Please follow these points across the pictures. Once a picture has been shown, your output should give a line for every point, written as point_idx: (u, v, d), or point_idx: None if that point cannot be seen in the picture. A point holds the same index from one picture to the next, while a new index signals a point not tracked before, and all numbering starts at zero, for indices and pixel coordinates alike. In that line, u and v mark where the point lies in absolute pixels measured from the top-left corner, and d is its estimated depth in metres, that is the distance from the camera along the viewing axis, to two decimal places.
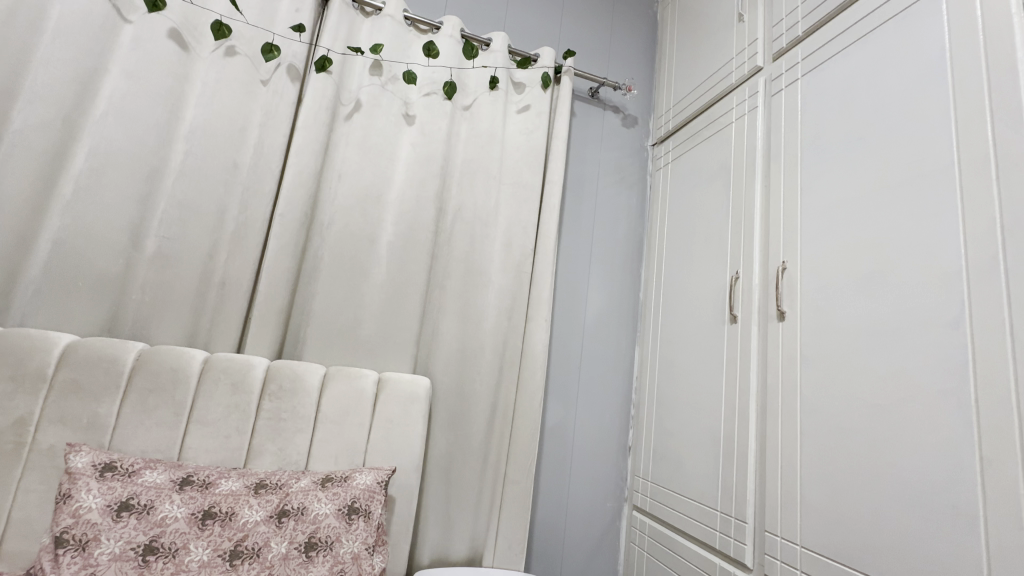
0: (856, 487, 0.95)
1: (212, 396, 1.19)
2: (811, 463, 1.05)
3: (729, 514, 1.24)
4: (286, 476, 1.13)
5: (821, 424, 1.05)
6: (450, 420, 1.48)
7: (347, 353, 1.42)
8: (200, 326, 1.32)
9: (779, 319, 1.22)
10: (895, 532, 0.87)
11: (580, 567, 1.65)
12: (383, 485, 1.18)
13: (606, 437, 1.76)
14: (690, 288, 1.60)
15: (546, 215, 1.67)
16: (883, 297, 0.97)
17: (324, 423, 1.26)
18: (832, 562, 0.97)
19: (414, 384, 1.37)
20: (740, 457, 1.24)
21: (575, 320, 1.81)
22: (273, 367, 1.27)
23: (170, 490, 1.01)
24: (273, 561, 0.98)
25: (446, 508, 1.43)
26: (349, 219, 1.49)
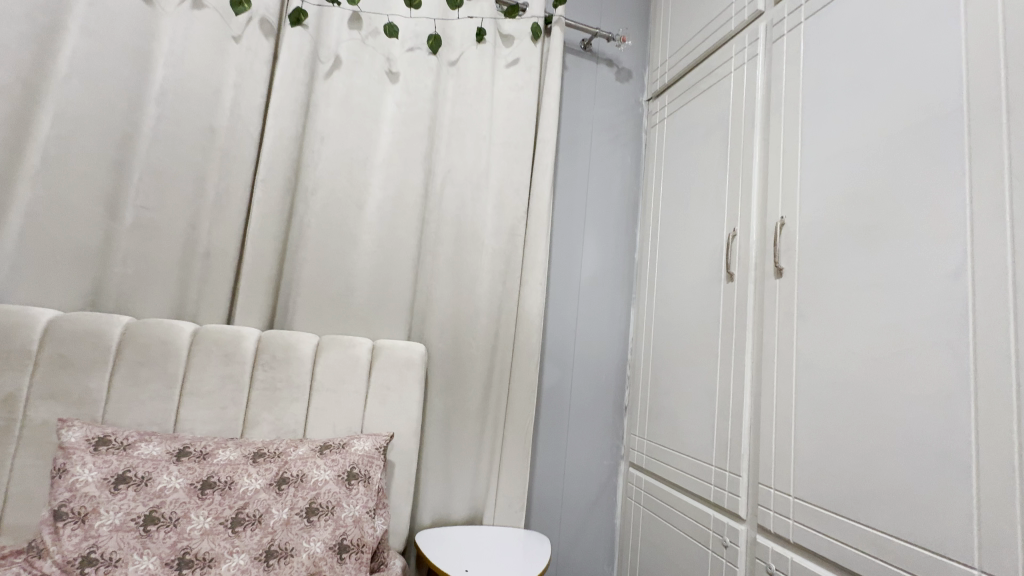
0: (850, 440, 0.96)
1: (204, 367, 1.18)
2: (805, 417, 1.06)
3: (724, 468, 1.27)
4: (284, 444, 1.13)
5: (817, 380, 1.05)
6: (446, 385, 1.48)
7: (340, 321, 1.40)
8: (187, 297, 1.29)
9: (776, 275, 1.20)
10: (887, 480, 0.88)
11: (579, 521, 1.70)
12: (381, 450, 1.19)
13: (603, 398, 1.78)
14: (686, 247, 1.57)
15: (539, 176, 1.62)
16: (884, 250, 0.95)
17: (320, 391, 1.25)
18: (823, 510, 0.99)
19: (409, 349, 1.36)
20: (735, 413, 1.25)
21: (570, 282, 1.79)
22: (265, 337, 1.25)
23: (168, 462, 1.01)
24: (276, 526, 0.99)
25: (446, 471, 1.45)
26: (335, 184, 1.44)
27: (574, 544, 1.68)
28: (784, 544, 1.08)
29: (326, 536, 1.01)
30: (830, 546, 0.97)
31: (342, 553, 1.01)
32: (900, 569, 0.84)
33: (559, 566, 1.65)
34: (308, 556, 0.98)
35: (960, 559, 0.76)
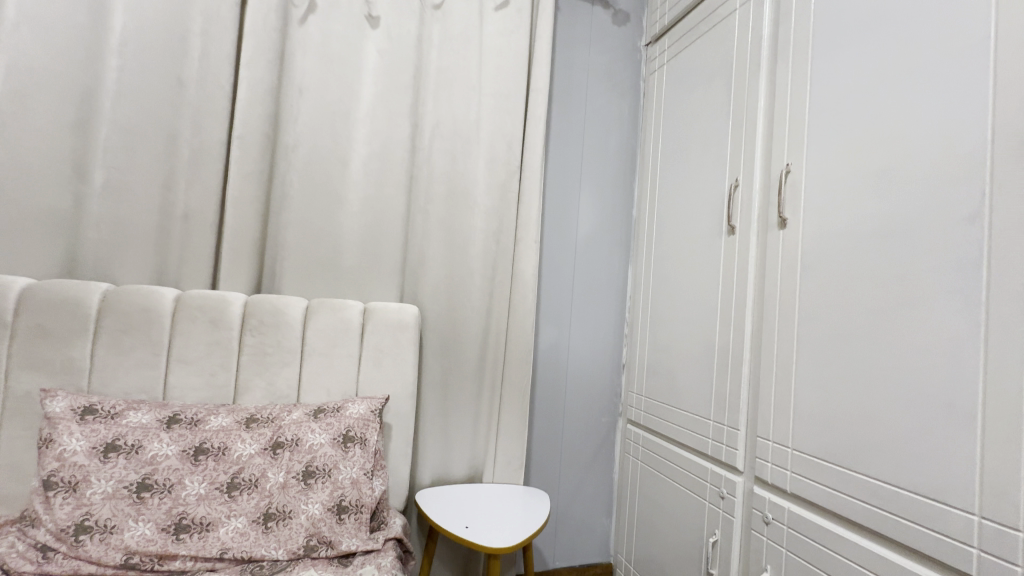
0: (853, 392, 0.94)
1: (190, 333, 1.14)
2: (806, 370, 1.05)
3: (722, 422, 1.27)
4: (277, 409, 1.11)
5: (820, 332, 1.02)
6: (442, 347, 1.45)
7: (329, 284, 1.36)
8: (167, 262, 1.23)
9: (780, 227, 1.16)
10: (888, 431, 0.87)
11: (578, 476, 1.72)
12: (377, 413, 1.17)
13: (601, 357, 1.77)
14: (686, 200, 1.52)
15: (533, 128, 1.54)
16: (895, 196, 0.90)
17: (312, 356, 1.23)
18: (823, 461, 0.99)
19: (402, 312, 1.32)
20: (735, 368, 1.24)
21: (566, 240, 1.74)
22: (251, 301, 1.21)
23: (158, 430, 0.99)
24: (273, 490, 0.99)
25: (444, 432, 1.45)
26: (317, 140, 1.36)
27: (572, 498, 1.71)
28: (782, 494, 1.09)
29: (324, 498, 1.01)
30: (828, 495, 0.97)
31: (341, 514, 1.01)
32: (898, 516, 0.84)
33: (559, 521, 1.69)
34: (307, 518, 0.98)
35: (960, 505, 0.76)
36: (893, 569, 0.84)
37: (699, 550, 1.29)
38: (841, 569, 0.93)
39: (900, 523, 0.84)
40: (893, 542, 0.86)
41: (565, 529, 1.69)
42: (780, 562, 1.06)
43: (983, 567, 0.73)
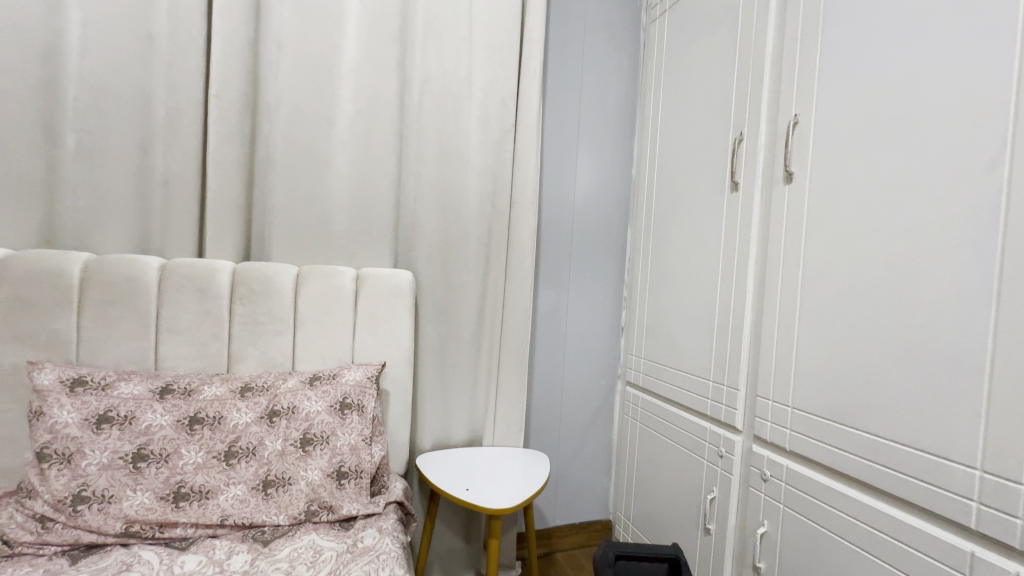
0: (856, 349, 0.92)
1: (178, 303, 1.11)
2: (809, 329, 1.03)
3: (722, 382, 1.26)
4: (272, 378, 1.09)
5: (824, 290, 1.00)
6: (438, 313, 1.43)
7: (320, 250, 1.31)
8: (151, 230, 1.19)
9: (786, 181, 1.11)
10: (891, 387, 0.86)
11: (578, 438, 1.74)
12: (374, 380, 1.16)
13: (599, 320, 1.75)
14: (688, 156, 1.46)
15: (527, 83, 1.46)
16: (909, 144, 0.85)
17: (305, 324, 1.20)
18: (823, 419, 0.98)
19: (396, 277, 1.29)
20: (735, 328, 1.22)
21: (564, 201, 1.69)
22: (240, 269, 1.17)
23: (151, 400, 0.97)
24: (271, 457, 0.98)
25: (443, 397, 1.44)
26: (299, 98, 1.29)
27: (572, 459, 1.73)
28: (781, 452, 1.09)
29: (323, 465, 1.01)
30: (827, 451, 0.97)
31: (341, 480, 1.01)
32: (898, 471, 0.84)
33: (559, 481, 1.71)
34: (307, 484, 0.98)
35: (962, 460, 0.75)
36: (890, 523, 0.85)
37: (697, 506, 1.31)
38: (839, 524, 0.93)
39: (899, 479, 0.84)
40: (891, 497, 0.86)
41: (565, 489, 1.72)
42: (778, 518, 1.08)
43: (982, 520, 0.72)
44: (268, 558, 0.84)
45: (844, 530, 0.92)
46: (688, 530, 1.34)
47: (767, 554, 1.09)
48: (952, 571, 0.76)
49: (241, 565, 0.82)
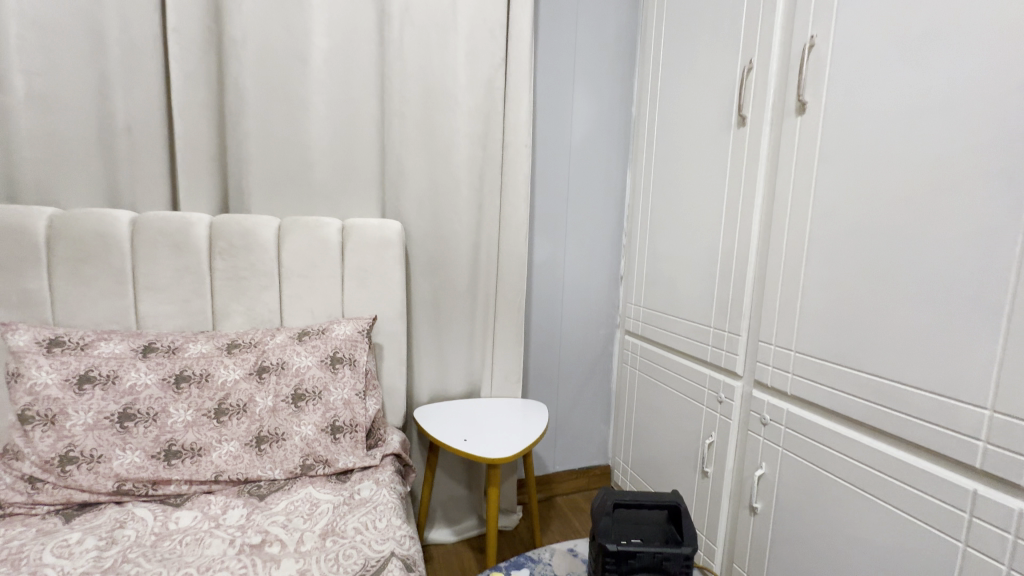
0: (865, 290, 0.88)
1: (154, 259, 1.06)
2: (816, 270, 0.98)
3: (722, 328, 1.23)
4: (259, 334, 1.06)
5: (834, 229, 0.94)
6: (431, 265, 1.37)
7: (302, 201, 1.24)
8: (119, 182, 1.11)
9: (799, 112, 1.03)
10: (900, 328, 0.82)
11: (576, 387, 1.74)
12: (365, 334, 1.13)
13: (597, 269, 1.70)
14: (692, 91, 1.36)
15: (518, 12, 1.33)
16: (937, 62, 0.77)
17: (291, 278, 1.16)
18: (826, 363, 0.96)
19: (384, 227, 1.22)
20: (738, 273, 1.18)
21: (559, 144, 1.59)
22: (217, 222, 1.11)
23: (134, 359, 0.94)
24: (262, 413, 0.97)
25: (439, 350, 1.42)
26: (267, 30, 1.16)
27: (571, 408, 1.74)
28: (781, 397, 1.08)
29: (317, 419, 0.99)
30: (829, 395, 0.95)
31: (336, 434, 1.00)
32: (902, 413, 0.82)
33: (558, 430, 1.72)
34: (301, 439, 0.97)
35: (971, 400, 0.73)
36: (892, 464, 0.83)
37: (695, 451, 1.32)
38: (838, 465, 0.93)
39: (903, 420, 0.82)
40: (894, 438, 0.85)
41: (565, 437, 1.74)
42: (776, 460, 1.07)
43: (988, 460, 0.71)
44: (264, 512, 0.83)
45: (843, 471, 0.92)
46: (686, 474, 1.35)
47: (764, 495, 1.10)
48: (953, 509, 0.75)
49: (237, 519, 0.81)
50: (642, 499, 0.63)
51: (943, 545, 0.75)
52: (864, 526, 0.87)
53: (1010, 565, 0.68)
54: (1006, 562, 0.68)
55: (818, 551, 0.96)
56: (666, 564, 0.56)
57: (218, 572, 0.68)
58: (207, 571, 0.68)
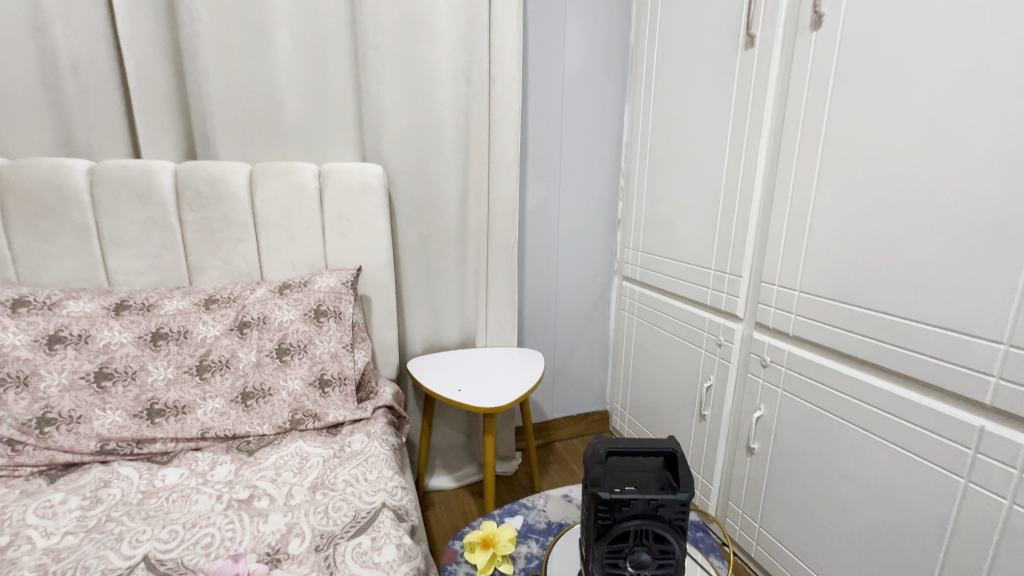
0: (878, 223, 0.82)
1: (118, 212, 0.99)
2: (826, 204, 0.91)
3: (723, 271, 1.18)
4: (238, 288, 1.02)
5: (847, 159, 0.87)
6: (417, 212, 1.30)
7: (274, 144, 1.15)
8: (71, 129, 1.02)
9: (814, 27, 0.92)
10: (914, 262, 0.77)
11: (573, 335, 1.71)
12: (349, 285, 1.08)
13: (593, 213, 1.63)
14: (696, 10, 1.23)
15: None
16: None
17: (268, 229, 1.09)
18: (832, 301, 0.91)
19: (364, 172, 1.14)
20: (742, 212, 1.11)
21: (551, 78, 1.47)
22: (182, 170, 1.03)
23: (107, 317, 0.90)
24: (246, 369, 0.94)
25: (430, 301, 1.38)
26: None
27: (568, 356, 1.72)
28: (782, 338, 1.04)
29: (304, 373, 0.96)
30: (833, 335, 0.91)
31: (324, 387, 0.97)
32: (911, 350, 0.78)
33: (556, 377, 1.72)
34: (289, 394, 0.95)
35: (986, 335, 0.69)
36: (896, 401, 0.81)
37: (693, 394, 1.31)
38: (838, 405, 0.91)
39: (910, 357, 0.78)
40: (899, 376, 0.82)
41: (562, 384, 1.73)
42: (775, 402, 1.05)
43: (999, 395, 0.68)
44: (253, 467, 0.82)
45: (844, 411, 0.90)
46: (683, 417, 1.35)
47: (761, 436, 1.09)
48: (957, 446, 0.73)
49: (225, 475, 0.80)
50: (636, 446, 0.60)
51: (944, 481, 0.74)
52: (863, 464, 0.86)
53: (1013, 500, 0.66)
54: (1009, 497, 0.67)
55: (815, 488, 0.96)
56: (661, 511, 0.54)
57: (205, 528, 0.67)
58: (194, 527, 0.67)
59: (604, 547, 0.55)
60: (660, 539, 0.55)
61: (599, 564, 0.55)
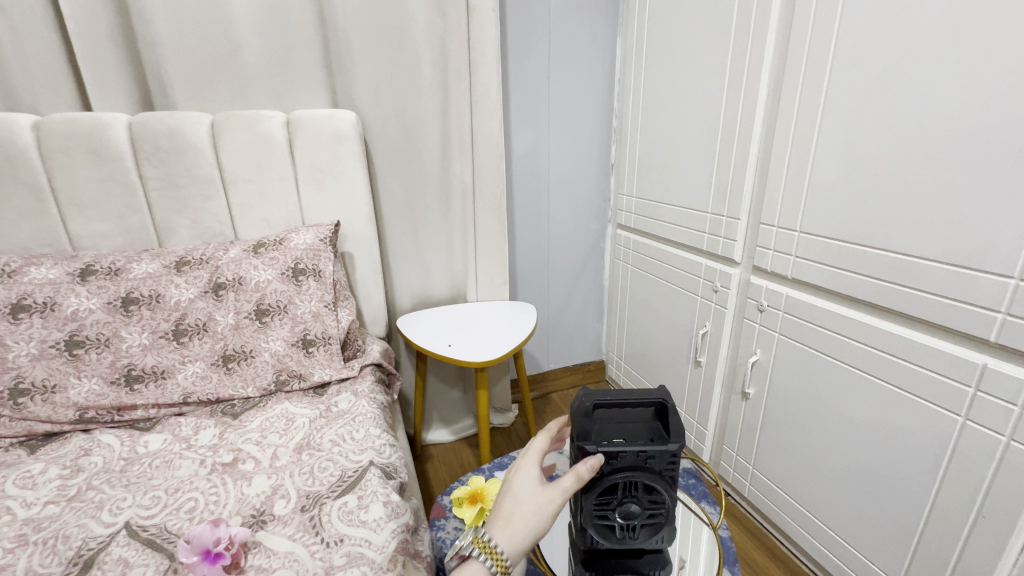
0: (886, 154, 0.76)
1: (72, 170, 0.92)
2: (831, 136, 0.85)
3: (720, 213, 1.13)
4: (210, 249, 0.97)
5: (856, 83, 0.79)
6: (398, 162, 1.23)
7: (235, 91, 1.06)
8: (9, 80, 0.93)
9: None
10: (922, 195, 0.72)
11: (567, 286, 1.68)
12: (328, 242, 1.03)
13: (585, 158, 1.56)
14: None
15: None
16: None
17: (237, 184, 1.03)
18: (833, 240, 0.87)
19: (335, 118, 1.06)
20: (741, 148, 1.04)
21: (537, 7, 1.35)
22: (137, 122, 0.95)
23: (72, 283, 0.85)
24: (225, 332, 0.91)
25: (417, 256, 1.33)
26: None
27: (563, 307, 1.69)
28: (781, 281, 1.00)
29: (286, 334, 0.94)
30: (833, 277, 0.87)
31: (308, 348, 0.95)
32: (914, 288, 0.75)
33: (551, 330, 1.70)
34: (271, 355, 0.92)
35: (995, 270, 0.65)
36: (896, 342, 0.78)
37: (688, 342, 1.29)
38: (836, 348, 0.88)
39: (913, 295, 0.75)
40: (900, 316, 0.78)
41: (557, 336, 1.72)
42: (771, 346, 1.03)
43: (1005, 332, 0.64)
44: (238, 430, 0.80)
45: (841, 353, 0.87)
46: (679, 364, 1.34)
47: (756, 381, 1.08)
48: (957, 384, 0.71)
49: (209, 439, 0.78)
50: (625, 398, 0.57)
51: (942, 420, 0.73)
52: (859, 405, 0.85)
53: (1011, 437, 0.65)
54: (1007, 434, 0.65)
55: (809, 430, 0.95)
56: (651, 463, 0.52)
57: (188, 493, 0.66)
58: (176, 492, 0.66)
59: (592, 499, 0.53)
60: (650, 490, 0.53)
61: (589, 515, 0.54)
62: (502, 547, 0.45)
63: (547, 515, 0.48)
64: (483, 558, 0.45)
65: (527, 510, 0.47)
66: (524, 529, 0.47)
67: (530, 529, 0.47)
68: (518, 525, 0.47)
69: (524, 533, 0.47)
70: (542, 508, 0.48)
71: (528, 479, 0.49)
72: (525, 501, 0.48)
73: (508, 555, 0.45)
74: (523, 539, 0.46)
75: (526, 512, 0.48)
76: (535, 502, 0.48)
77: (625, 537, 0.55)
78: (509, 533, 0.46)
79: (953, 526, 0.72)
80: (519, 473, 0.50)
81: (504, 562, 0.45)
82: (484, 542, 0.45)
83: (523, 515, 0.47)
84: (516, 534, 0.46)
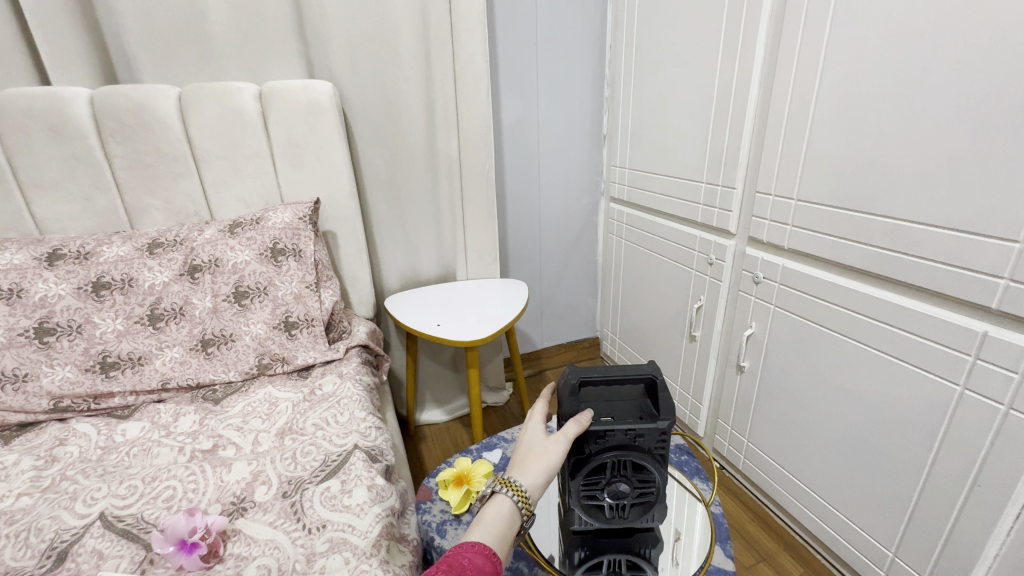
0: (887, 115, 0.72)
1: (32, 149, 0.87)
2: (830, 97, 0.80)
3: (715, 183, 1.09)
4: (184, 230, 0.93)
5: (857, 39, 0.75)
6: (380, 136, 1.18)
7: (203, 61, 1.00)
8: None
9: None
10: (924, 157, 0.69)
11: (560, 262, 1.65)
12: (308, 220, 0.99)
13: (576, 129, 1.50)
14: None
15: None
16: None
17: (210, 162, 0.99)
18: (832, 208, 0.83)
19: (310, 89, 1.01)
20: (737, 114, 1.00)
21: None
22: (99, 96, 0.90)
23: (39, 269, 0.81)
24: (203, 316, 0.88)
25: (404, 234, 1.29)
26: None
27: (556, 284, 1.67)
28: (777, 252, 0.97)
29: (267, 317, 0.91)
30: (830, 245, 0.84)
31: (291, 330, 0.92)
32: (915, 256, 0.72)
33: (544, 307, 1.68)
34: (252, 339, 0.89)
35: (1000, 235, 0.62)
36: (893, 311, 0.76)
37: (683, 315, 1.27)
38: (833, 319, 0.86)
39: (911, 263, 0.72)
40: (899, 285, 0.76)
41: (551, 313, 1.70)
42: (767, 319, 1.01)
43: (1007, 298, 0.62)
44: (219, 416, 0.78)
45: (837, 324, 0.85)
46: (674, 339, 1.32)
47: (751, 354, 1.06)
48: (955, 353, 0.69)
49: (189, 426, 0.76)
50: (613, 375, 0.55)
51: (939, 389, 0.71)
52: (855, 376, 0.83)
53: (1010, 405, 0.63)
54: (1006, 403, 0.64)
55: (805, 402, 0.94)
56: (640, 441, 0.50)
57: (166, 481, 0.64)
58: (154, 480, 0.64)
59: (580, 480, 0.51)
60: (639, 469, 0.52)
61: (577, 495, 0.52)
62: (517, 483, 0.47)
63: (560, 453, 0.49)
64: (506, 492, 0.47)
65: (536, 451, 0.50)
66: (538, 466, 0.48)
67: (546, 468, 0.49)
68: (531, 463, 0.49)
69: (540, 472, 0.48)
70: (550, 447, 0.49)
71: (539, 429, 0.53)
72: (535, 446, 0.50)
73: (529, 489, 0.47)
74: (538, 474, 0.48)
75: (537, 452, 0.50)
76: (545, 445, 0.50)
77: (615, 517, 0.53)
78: (523, 471, 0.48)
79: (948, 494, 0.72)
80: (530, 427, 0.53)
81: (525, 496, 0.47)
82: (504, 480, 0.48)
83: (534, 456, 0.49)
84: (531, 471, 0.48)
